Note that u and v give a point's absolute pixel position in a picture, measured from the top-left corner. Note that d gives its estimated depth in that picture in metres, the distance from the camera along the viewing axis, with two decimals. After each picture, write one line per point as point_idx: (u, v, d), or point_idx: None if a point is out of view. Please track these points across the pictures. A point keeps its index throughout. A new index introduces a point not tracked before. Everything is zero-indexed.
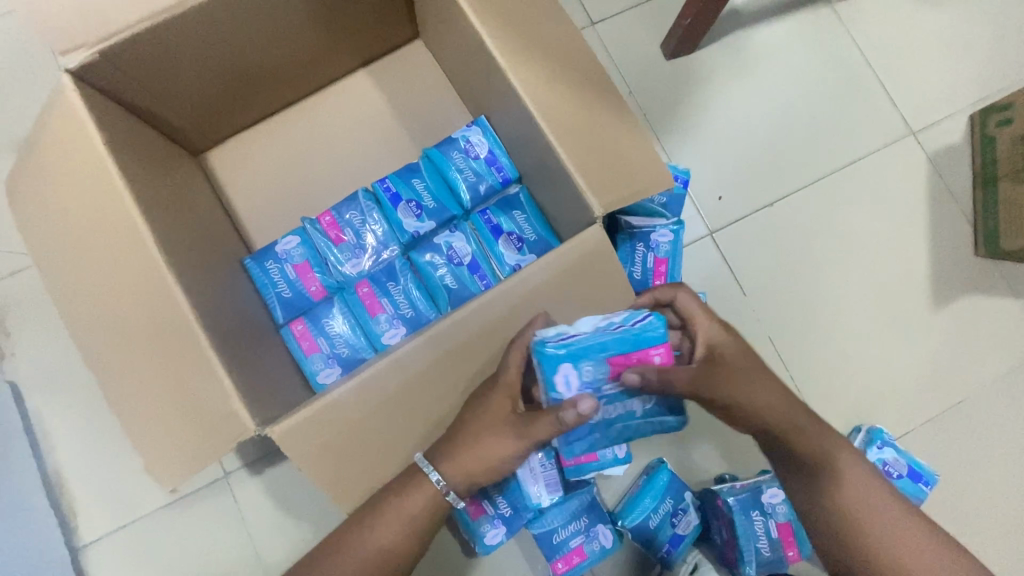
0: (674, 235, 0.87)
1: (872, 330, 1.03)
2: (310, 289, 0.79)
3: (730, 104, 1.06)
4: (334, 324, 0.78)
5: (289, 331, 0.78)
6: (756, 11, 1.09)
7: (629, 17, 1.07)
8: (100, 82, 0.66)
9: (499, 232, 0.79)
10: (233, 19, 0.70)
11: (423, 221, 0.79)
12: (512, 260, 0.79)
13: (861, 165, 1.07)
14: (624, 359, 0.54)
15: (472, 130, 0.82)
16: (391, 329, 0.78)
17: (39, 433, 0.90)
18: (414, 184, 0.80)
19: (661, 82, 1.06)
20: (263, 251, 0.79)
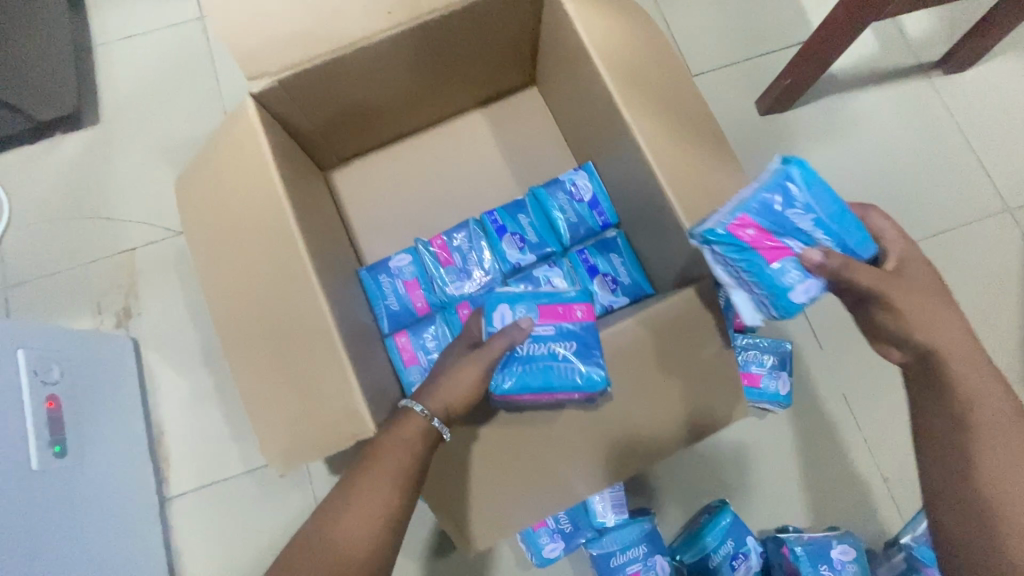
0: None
1: None
2: (415, 305, 0.86)
3: (819, 161, 1.10)
4: (432, 337, 0.84)
5: (392, 341, 0.85)
6: (852, 79, 1.13)
7: (727, 72, 1.14)
8: (269, 104, 0.76)
9: (594, 272, 0.85)
10: (382, 62, 0.80)
11: (525, 254, 0.86)
12: (604, 300, 0.84)
13: (951, 234, 1.07)
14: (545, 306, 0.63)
15: (579, 174, 0.89)
16: None
17: (149, 386, 1.00)
18: (520, 219, 0.87)
19: (753, 135, 1.10)
20: (378, 265, 0.87)
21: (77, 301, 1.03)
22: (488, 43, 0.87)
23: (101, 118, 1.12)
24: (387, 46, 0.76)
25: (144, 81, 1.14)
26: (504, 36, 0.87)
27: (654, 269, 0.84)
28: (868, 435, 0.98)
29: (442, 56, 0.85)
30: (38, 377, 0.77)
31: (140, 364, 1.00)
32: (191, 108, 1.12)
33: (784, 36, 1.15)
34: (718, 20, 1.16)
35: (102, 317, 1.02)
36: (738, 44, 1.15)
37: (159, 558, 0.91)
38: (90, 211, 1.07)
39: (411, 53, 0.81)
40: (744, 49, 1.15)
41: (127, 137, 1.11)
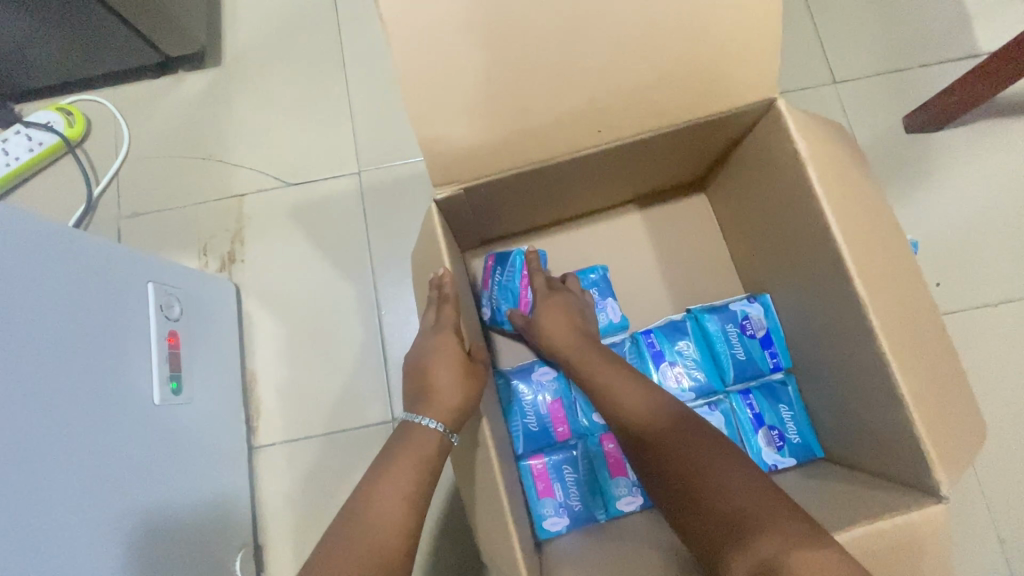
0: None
1: None
2: (556, 429, 0.80)
3: (966, 189, 1.01)
4: (574, 471, 0.78)
5: (527, 467, 0.78)
6: (1016, 103, 1.03)
7: (874, 82, 1.05)
8: (442, 204, 0.69)
9: (760, 423, 0.79)
10: (558, 177, 0.73)
11: (684, 391, 0.79)
12: (768, 458, 0.78)
13: None
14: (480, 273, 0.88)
15: (752, 306, 0.82)
16: (629, 497, 0.77)
17: (249, 333, 1.01)
18: (679, 347, 0.81)
19: (896, 153, 1.03)
20: (521, 376, 0.81)
21: (186, 240, 1.04)
22: (664, 161, 0.79)
23: (223, 60, 1.12)
24: (561, 169, 0.70)
25: (266, 29, 1.13)
26: (694, 147, 0.76)
27: (827, 432, 0.76)
28: (989, 490, 0.91)
29: (615, 168, 0.76)
30: (162, 312, 0.79)
31: (240, 310, 1.01)
32: (311, 62, 1.11)
33: (942, 49, 1.06)
34: (869, 25, 1.08)
35: (207, 260, 1.03)
36: (890, 54, 1.06)
37: (246, 503, 0.92)
38: (204, 151, 1.08)
39: (596, 164, 0.72)
40: (896, 59, 1.06)
41: (246, 83, 1.10)
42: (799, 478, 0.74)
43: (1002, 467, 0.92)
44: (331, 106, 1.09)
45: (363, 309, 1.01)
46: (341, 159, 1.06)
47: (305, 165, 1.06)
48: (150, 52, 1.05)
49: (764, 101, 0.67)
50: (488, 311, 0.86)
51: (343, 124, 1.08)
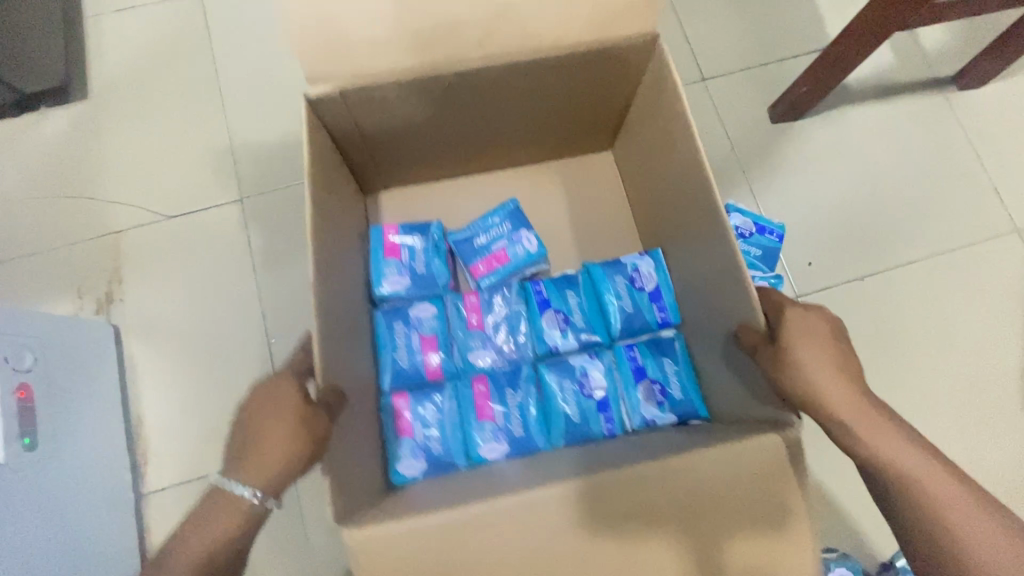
0: (771, 289, 0.92)
1: (961, 432, 0.97)
2: (427, 366, 0.76)
3: (826, 170, 1.08)
4: (437, 407, 0.73)
5: (389, 402, 0.74)
6: (868, 90, 1.11)
7: (740, 78, 1.11)
8: (325, 113, 0.68)
9: (642, 375, 0.75)
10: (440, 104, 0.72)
11: (565, 339, 0.78)
12: (648, 410, 0.73)
13: (957, 253, 1.05)
14: (377, 247, 0.80)
15: (644, 259, 0.81)
16: (492, 443, 0.72)
17: (131, 376, 0.97)
18: (567, 296, 0.79)
19: (764, 142, 1.08)
20: (398, 312, 0.78)
21: (57, 284, 0.98)
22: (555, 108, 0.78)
23: (90, 93, 1.07)
24: (433, 98, 0.70)
25: (136, 59, 1.09)
26: (575, 95, 0.76)
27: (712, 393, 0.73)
28: None
29: (503, 105, 0.75)
30: (8, 365, 0.72)
31: (121, 353, 0.97)
32: (187, 90, 1.08)
33: (799, 44, 1.13)
34: (732, 24, 1.14)
35: (83, 303, 0.98)
36: (753, 50, 1.12)
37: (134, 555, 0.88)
38: (74, 188, 1.03)
39: (475, 91, 0.71)
40: (758, 55, 1.12)
41: (118, 115, 1.06)
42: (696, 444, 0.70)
43: None
44: (210, 135, 1.06)
45: (252, 341, 0.98)
46: (222, 187, 1.03)
47: (183, 196, 1.03)
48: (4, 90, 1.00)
49: (643, 35, 0.67)
50: (397, 283, 0.78)
51: (224, 151, 1.05)
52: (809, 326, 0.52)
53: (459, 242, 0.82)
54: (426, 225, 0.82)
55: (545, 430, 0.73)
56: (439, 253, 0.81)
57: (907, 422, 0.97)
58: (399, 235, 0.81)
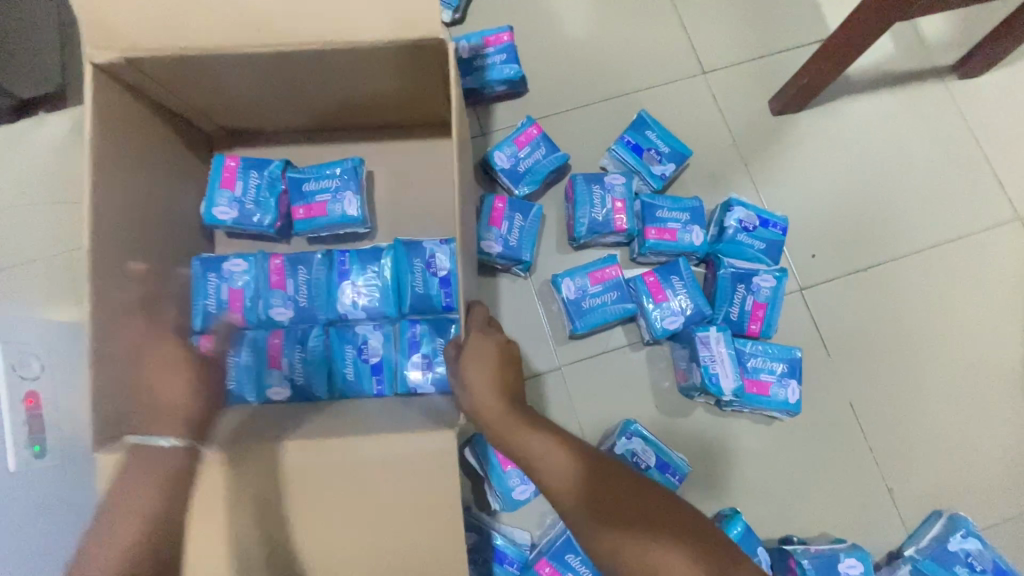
0: (776, 281, 0.93)
1: (965, 420, 0.98)
2: (229, 313, 0.84)
3: (826, 162, 1.08)
4: (236, 353, 0.82)
5: (195, 340, 0.82)
6: (867, 81, 1.10)
7: (739, 70, 1.11)
8: (123, 76, 0.68)
9: (415, 349, 0.82)
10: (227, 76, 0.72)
11: (356, 308, 0.84)
12: (414, 377, 0.81)
13: (958, 242, 1.05)
14: (215, 176, 0.85)
15: (443, 247, 0.85)
16: (278, 386, 0.81)
17: None
18: (368, 270, 0.85)
19: (764, 135, 1.08)
20: (212, 261, 0.85)
21: (59, 289, 0.98)
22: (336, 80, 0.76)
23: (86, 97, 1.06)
24: (283, 67, 0.69)
25: None
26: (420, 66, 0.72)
27: None
28: (873, 444, 0.96)
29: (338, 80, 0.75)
30: (16, 372, 0.70)
31: None
32: None
33: (799, 34, 1.12)
34: (732, 16, 1.13)
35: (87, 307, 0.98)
36: (751, 42, 1.12)
37: None
38: (73, 192, 1.02)
39: (259, 72, 0.71)
40: (758, 46, 1.12)
41: None
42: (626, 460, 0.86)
43: (884, 424, 0.97)
44: None
45: None
46: None
47: None
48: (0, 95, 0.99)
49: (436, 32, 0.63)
50: (227, 212, 0.85)
51: None
52: (481, 350, 0.61)
53: (294, 181, 0.86)
54: (267, 162, 0.87)
55: (326, 382, 0.83)
56: (274, 189, 0.86)
57: (910, 411, 0.98)
58: (239, 164, 0.86)
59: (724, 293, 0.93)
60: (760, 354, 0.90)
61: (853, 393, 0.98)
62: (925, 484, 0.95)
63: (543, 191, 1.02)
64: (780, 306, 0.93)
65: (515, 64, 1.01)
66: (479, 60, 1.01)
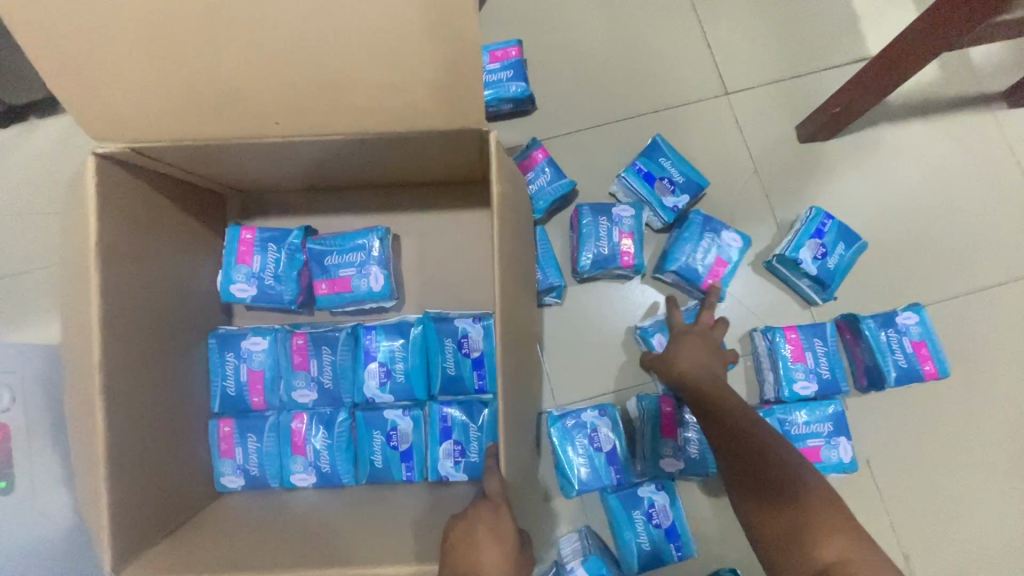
0: (919, 317, 0.87)
1: (994, 485, 0.91)
2: (253, 399, 0.82)
3: (857, 196, 1.00)
4: (258, 440, 0.80)
5: (216, 427, 0.80)
6: (905, 108, 1.01)
7: (765, 92, 1.03)
8: (132, 161, 0.64)
9: (446, 436, 0.78)
10: (219, 157, 0.66)
11: (382, 391, 0.80)
12: (443, 469, 0.78)
13: (997, 289, 0.96)
14: (232, 249, 0.82)
15: (476, 325, 0.80)
16: (303, 474, 0.79)
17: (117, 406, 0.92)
18: (393, 349, 0.80)
19: (790, 163, 1.00)
20: (228, 341, 0.81)
21: (44, 304, 0.95)
22: (357, 159, 0.72)
23: None
24: (307, 151, 0.66)
25: None
26: None
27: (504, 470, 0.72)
28: (890, 508, 0.89)
29: (336, 152, 0.68)
30: None
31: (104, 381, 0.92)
32: None
33: (832, 55, 1.04)
34: (759, 33, 1.05)
35: None
36: (780, 62, 1.04)
37: None
38: (62, 203, 0.98)
39: (277, 155, 0.67)
40: (788, 66, 1.04)
41: None
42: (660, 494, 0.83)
43: (904, 484, 0.90)
44: None
45: None
46: None
47: None
48: None
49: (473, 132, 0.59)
50: (243, 289, 0.82)
51: None
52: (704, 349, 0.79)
53: (314, 253, 0.82)
54: (287, 233, 0.83)
55: (352, 469, 0.80)
56: (292, 266, 0.82)
57: (933, 473, 0.91)
58: (253, 236, 0.82)
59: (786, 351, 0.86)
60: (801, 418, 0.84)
61: (872, 451, 0.91)
62: (945, 552, 0.88)
63: (547, 219, 0.96)
64: (902, 351, 0.85)
65: (523, 82, 0.95)
66: (485, 77, 0.94)
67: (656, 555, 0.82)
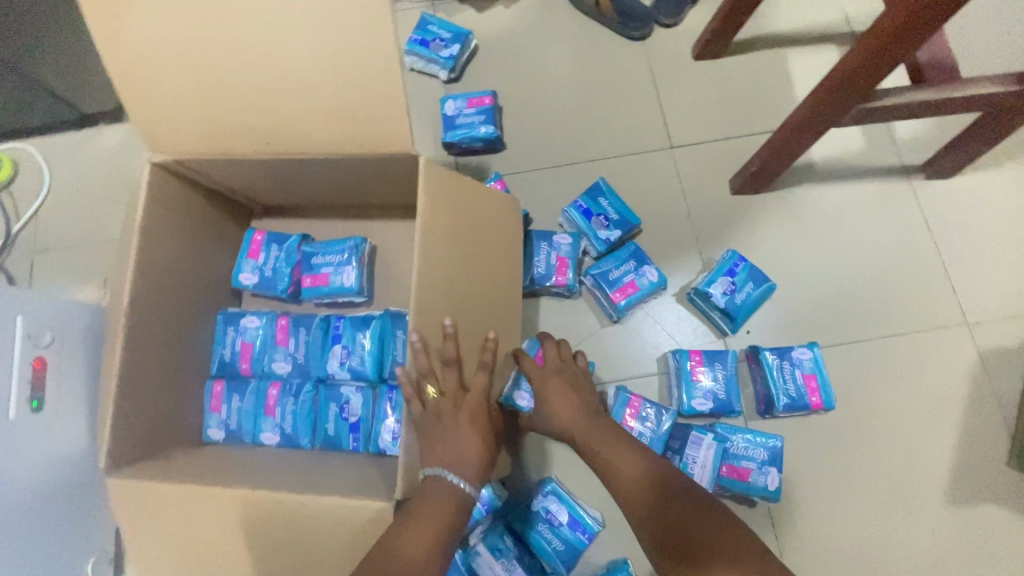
0: (812, 352, 0.98)
1: (878, 514, 1.00)
2: (242, 366, 1.00)
3: (777, 245, 1.13)
4: (240, 400, 0.97)
5: (210, 386, 0.99)
6: (829, 173, 1.15)
7: (705, 149, 1.18)
8: (175, 169, 0.84)
9: (390, 412, 0.93)
10: (239, 171, 0.86)
11: (343, 368, 0.97)
12: (382, 441, 0.92)
13: (899, 339, 1.07)
14: (245, 247, 1.03)
15: None
16: (270, 432, 0.96)
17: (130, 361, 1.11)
18: (356, 335, 0.97)
19: (721, 212, 1.14)
20: (232, 316, 1.01)
21: (90, 275, 1.17)
22: (345, 181, 0.91)
23: None
24: (305, 171, 0.86)
25: None
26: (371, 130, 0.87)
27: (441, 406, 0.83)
28: (777, 524, 1.00)
29: (327, 175, 0.88)
30: (31, 340, 0.87)
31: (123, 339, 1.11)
32: None
33: (768, 122, 1.19)
34: (706, 99, 1.21)
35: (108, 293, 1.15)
36: (721, 124, 1.20)
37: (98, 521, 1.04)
38: (116, 193, 1.21)
39: (281, 173, 0.87)
40: (728, 128, 1.19)
41: None
42: (554, 494, 0.94)
43: (792, 506, 1.01)
44: None
45: None
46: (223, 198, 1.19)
47: None
48: (67, 107, 1.19)
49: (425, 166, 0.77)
50: (250, 278, 1.02)
51: None
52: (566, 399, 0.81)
53: (306, 254, 1.00)
54: (288, 236, 1.03)
55: (310, 434, 0.95)
56: (288, 263, 1.01)
57: (821, 497, 1.01)
58: (264, 236, 1.02)
59: (687, 374, 0.98)
60: (743, 443, 0.93)
61: None
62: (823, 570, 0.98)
63: None
64: (794, 382, 0.97)
65: (492, 126, 1.13)
66: (462, 119, 1.14)
67: (573, 554, 0.92)
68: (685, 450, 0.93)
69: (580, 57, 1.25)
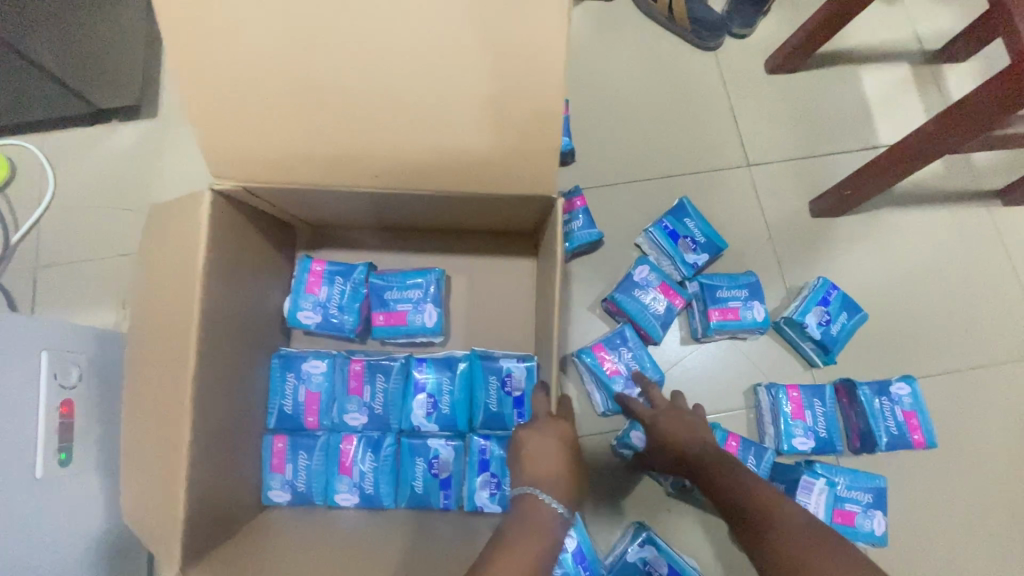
0: (911, 388, 0.94)
1: (973, 552, 0.96)
2: (308, 418, 0.87)
3: (859, 271, 1.08)
4: (308, 458, 0.84)
5: (269, 442, 0.85)
6: (909, 196, 1.11)
7: (782, 168, 1.13)
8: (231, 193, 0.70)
9: (484, 468, 0.83)
10: (301, 195, 0.73)
11: (429, 420, 0.86)
12: (478, 499, 0.82)
13: (984, 370, 1.04)
14: (302, 278, 0.89)
15: (519, 365, 0.86)
16: (348, 493, 0.84)
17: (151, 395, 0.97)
18: (443, 381, 0.86)
19: (801, 234, 1.09)
20: (292, 360, 0.87)
21: (104, 295, 1.02)
22: (425, 207, 0.79)
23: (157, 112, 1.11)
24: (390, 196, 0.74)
25: None
26: None
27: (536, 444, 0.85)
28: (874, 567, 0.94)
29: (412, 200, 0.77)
30: (57, 381, 0.73)
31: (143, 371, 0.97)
32: None
33: (845, 142, 1.15)
34: (782, 116, 1.16)
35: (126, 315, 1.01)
36: (799, 142, 1.14)
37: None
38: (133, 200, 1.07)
39: (349, 197, 0.75)
40: (805, 146, 1.14)
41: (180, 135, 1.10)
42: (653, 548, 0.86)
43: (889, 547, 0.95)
44: None
45: None
46: None
47: None
48: (81, 104, 1.04)
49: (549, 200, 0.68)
50: (310, 317, 0.88)
51: None
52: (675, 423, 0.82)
53: (376, 287, 0.89)
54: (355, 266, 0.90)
55: (393, 493, 0.84)
56: (355, 297, 0.89)
57: (915, 537, 0.96)
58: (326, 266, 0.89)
59: (786, 411, 0.93)
60: (847, 485, 0.89)
61: None
62: None
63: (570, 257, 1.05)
64: (894, 419, 0.93)
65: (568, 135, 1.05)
66: None
67: None
68: (796, 495, 0.87)
69: (649, 66, 1.17)
